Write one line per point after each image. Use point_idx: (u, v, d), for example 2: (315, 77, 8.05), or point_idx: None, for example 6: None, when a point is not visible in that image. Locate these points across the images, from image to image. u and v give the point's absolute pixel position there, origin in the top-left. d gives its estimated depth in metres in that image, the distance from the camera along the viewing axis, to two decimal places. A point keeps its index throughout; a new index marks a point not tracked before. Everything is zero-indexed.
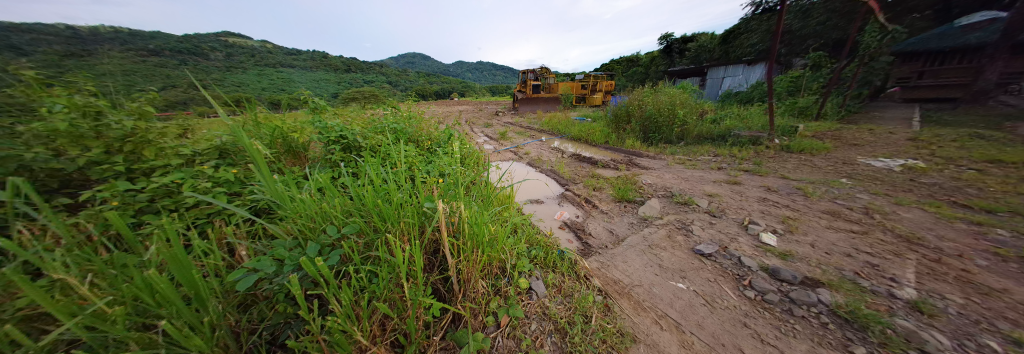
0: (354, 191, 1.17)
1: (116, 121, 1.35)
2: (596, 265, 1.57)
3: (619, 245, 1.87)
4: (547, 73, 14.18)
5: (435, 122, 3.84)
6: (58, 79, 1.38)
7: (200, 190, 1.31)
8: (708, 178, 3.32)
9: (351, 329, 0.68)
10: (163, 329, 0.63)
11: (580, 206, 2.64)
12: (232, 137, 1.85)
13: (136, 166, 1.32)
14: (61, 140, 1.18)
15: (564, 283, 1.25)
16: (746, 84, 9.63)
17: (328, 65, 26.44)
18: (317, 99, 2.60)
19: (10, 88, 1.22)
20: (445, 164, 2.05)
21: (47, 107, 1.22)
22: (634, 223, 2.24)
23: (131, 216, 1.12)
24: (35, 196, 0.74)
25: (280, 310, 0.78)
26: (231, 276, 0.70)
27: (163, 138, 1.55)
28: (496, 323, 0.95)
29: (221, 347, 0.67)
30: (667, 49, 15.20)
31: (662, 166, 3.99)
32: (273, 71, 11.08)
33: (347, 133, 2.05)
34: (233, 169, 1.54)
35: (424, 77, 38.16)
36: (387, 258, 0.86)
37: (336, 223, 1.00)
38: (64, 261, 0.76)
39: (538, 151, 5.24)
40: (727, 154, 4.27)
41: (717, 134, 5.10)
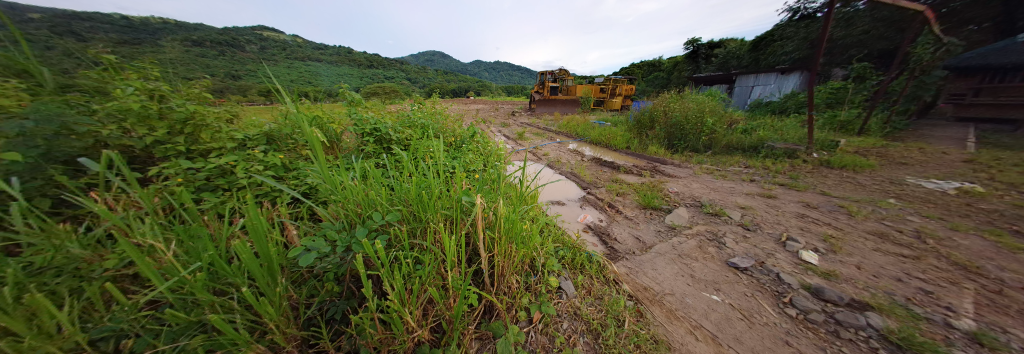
0: (396, 182, 1.23)
1: (178, 105, 1.49)
2: (625, 270, 1.57)
3: (646, 252, 1.84)
4: (565, 75, 14.05)
5: (460, 119, 3.92)
6: (132, 65, 1.53)
7: (253, 172, 1.42)
8: (740, 190, 3.19)
9: (403, 311, 0.73)
10: (237, 296, 0.70)
11: (604, 210, 2.62)
12: (279, 125, 1.99)
13: (194, 147, 1.45)
14: (131, 120, 1.32)
15: (594, 285, 1.26)
16: (780, 93, 8.92)
17: (352, 60, 27.55)
18: (354, 93, 2.74)
19: (92, 72, 1.37)
20: (474, 162, 2.11)
21: (121, 89, 1.37)
22: (662, 231, 2.20)
23: (194, 192, 1.22)
24: (124, 168, 0.83)
25: (331, 289, 0.83)
26: (294, 252, 0.76)
27: (219, 123, 1.68)
28: (529, 318, 0.98)
29: (286, 318, 0.73)
30: (692, 54, 14.58)
31: (688, 175, 3.88)
32: (300, 64, 11.59)
33: (380, 126, 2.14)
34: (280, 154, 1.64)
35: (443, 74, 38.96)
36: (431, 247, 0.90)
37: (380, 209, 1.04)
38: (152, 231, 0.85)
39: (557, 153, 5.23)
40: (759, 166, 4.09)
41: (748, 145, 4.86)
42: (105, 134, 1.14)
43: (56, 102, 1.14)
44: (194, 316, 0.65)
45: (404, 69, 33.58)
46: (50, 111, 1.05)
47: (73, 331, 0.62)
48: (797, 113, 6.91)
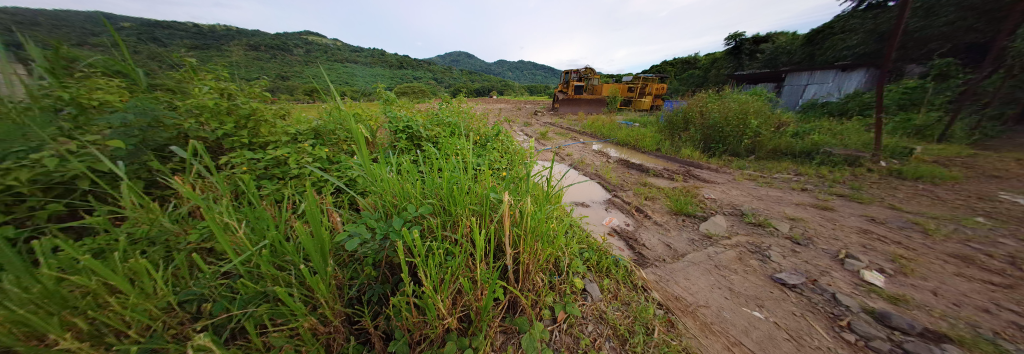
0: (429, 177, 1.30)
1: (243, 103, 1.70)
2: (654, 278, 1.51)
3: (678, 261, 1.76)
4: (591, 73, 13.64)
5: (485, 118, 4.00)
6: (207, 68, 1.78)
7: (303, 164, 1.57)
8: (788, 199, 2.89)
9: (435, 298, 0.78)
10: (295, 273, 0.79)
11: (631, 214, 2.55)
12: (325, 121, 2.18)
13: (255, 140, 1.65)
14: (206, 115, 1.53)
15: (620, 290, 1.23)
16: (840, 93, 7.88)
17: (384, 62, 29.29)
18: (388, 93, 2.92)
19: (180, 75, 1.66)
20: (499, 160, 2.16)
21: (199, 88, 1.62)
22: (696, 240, 2.07)
23: (257, 180, 1.39)
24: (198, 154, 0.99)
25: (369, 274, 0.90)
26: (340, 236, 0.83)
27: (277, 120, 1.89)
28: (553, 317, 0.98)
29: (333, 295, 0.80)
30: (734, 49, 13.35)
31: (727, 181, 3.61)
32: (338, 66, 12.54)
33: (412, 124, 2.26)
34: (326, 149, 1.80)
35: (467, 74, 39.91)
36: (461, 240, 0.94)
37: (414, 202, 1.10)
38: (227, 211, 0.99)
39: (580, 153, 5.13)
40: (813, 174, 3.67)
41: (798, 149, 4.37)
42: (184, 125, 1.37)
43: (153, 100, 1.42)
44: (260, 288, 0.75)
45: (431, 70, 34.88)
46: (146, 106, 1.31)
47: (167, 290, 0.74)
48: (862, 116, 6.05)
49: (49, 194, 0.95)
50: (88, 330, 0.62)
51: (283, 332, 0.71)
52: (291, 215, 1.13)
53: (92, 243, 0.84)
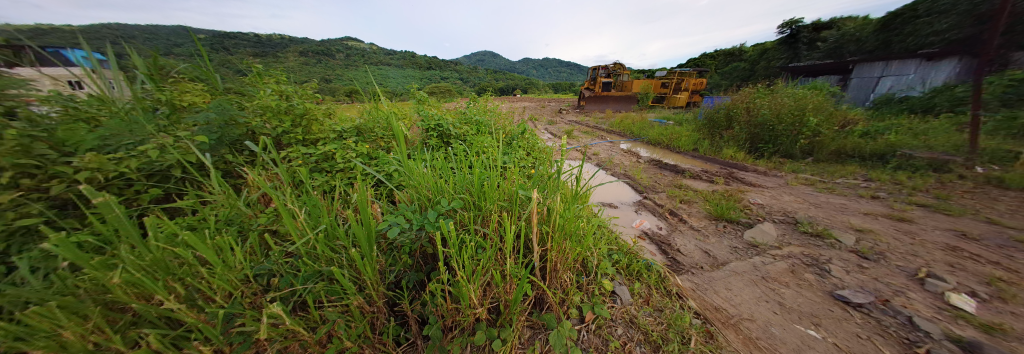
0: (460, 173, 1.35)
1: (299, 104, 1.91)
2: (691, 286, 1.43)
3: (718, 269, 1.65)
4: (620, 69, 13.03)
5: (510, 117, 4.04)
6: (269, 72, 2.03)
7: (348, 158, 1.72)
8: (854, 208, 2.52)
9: (467, 287, 0.82)
10: (345, 255, 0.88)
11: (664, 218, 2.44)
12: (366, 121, 2.37)
13: (309, 137, 1.84)
14: (269, 114, 1.76)
15: (652, 296, 1.19)
16: (922, 87, 6.34)
17: (414, 63, 30.78)
18: (421, 93, 3.08)
19: (249, 80, 1.91)
20: (526, 159, 2.17)
21: (264, 91, 1.85)
22: (739, 248, 1.92)
23: (313, 173, 1.56)
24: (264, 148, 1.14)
25: (406, 262, 0.97)
26: (382, 225, 0.91)
27: (327, 119, 2.11)
28: (581, 317, 0.98)
29: (377, 278, 0.88)
30: (790, 39, 11.75)
31: (777, 185, 3.26)
32: (373, 69, 13.41)
33: (442, 122, 2.36)
34: (367, 145, 1.95)
35: (492, 73, 40.46)
36: (490, 234, 0.98)
37: (447, 196, 1.16)
38: (290, 199, 1.13)
39: (608, 153, 4.97)
40: (887, 179, 3.15)
41: (868, 151, 3.77)
42: (250, 123, 1.57)
43: (229, 102, 1.66)
44: (316, 266, 0.85)
45: (457, 70, 35.94)
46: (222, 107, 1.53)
47: (245, 263, 0.87)
48: (950, 113, 4.89)
49: (151, 179, 1.18)
50: (188, 292, 0.75)
51: (337, 307, 0.81)
52: (342, 204, 1.26)
53: (188, 221, 1.02)
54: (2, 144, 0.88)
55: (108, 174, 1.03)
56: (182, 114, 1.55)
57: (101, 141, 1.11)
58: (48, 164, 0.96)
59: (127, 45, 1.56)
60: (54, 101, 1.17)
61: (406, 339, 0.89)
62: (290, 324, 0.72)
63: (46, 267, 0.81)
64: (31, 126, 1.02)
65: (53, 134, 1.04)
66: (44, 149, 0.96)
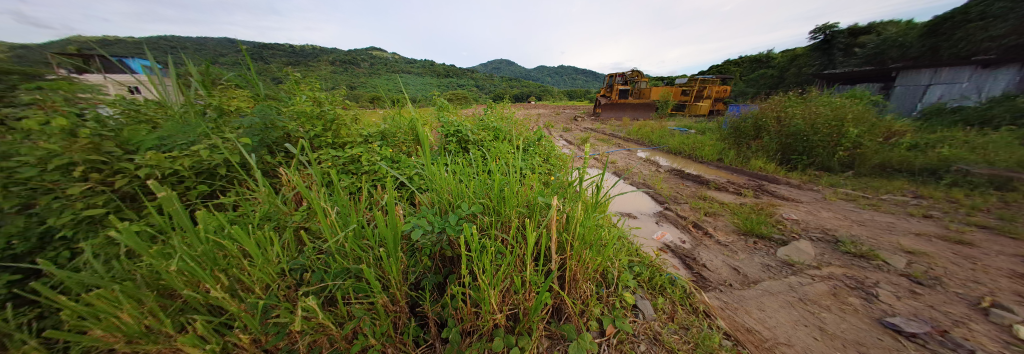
0: (480, 178, 1.37)
1: (330, 109, 2.04)
2: (719, 304, 1.35)
3: (749, 288, 1.55)
4: (638, 76, 12.81)
5: (526, 123, 4.07)
6: (305, 79, 2.19)
7: (374, 161, 1.80)
8: (904, 227, 2.28)
9: (488, 293, 0.83)
10: (371, 254, 0.92)
11: (687, 231, 2.34)
12: (390, 126, 2.49)
13: (339, 141, 1.96)
14: (304, 119, 1.89)
15: (677, 313, 1.14)
16: (979, 96, 5.72)
17: (433, 71, 32.02)
18: (441, 100, 3.19)
19: (287, 88, 2.07)
20: (543, 166, 2.18)
21: (301, 98, 2.00)
22: (772, 266, 1.79)
23: (342, 175, 1.66)
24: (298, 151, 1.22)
25: (427, 264, 0.99)
26: (406, 226, 0.94)
27: (355, 125, 2.23)
28: (601, 330, 0.95)
29: (401, 280, 0.91)
30: (823, 44, 10.43)
31: (813, 200, 3.03)
32: (394, 76, 14.10)
33: (461, 128, 2.43)
34: (391, 150, 2.04)
35: (508, 80, 41.10)
36: (511, 241, 0.98)
37: (467, 200, 1.18)
38: (321, 199, 1.20)
39: (625, 161, 4.87)
40: (942, 197, 2.84)
41: (920, 165, 3.42)
42: (287, 128, 1.70)
43: (271, 108, 1.81)
44: (345, 264, 0.89)
45: (473, 77, 36.88)
46: (264, 113, 1.67)
47: (282, 258, 0.93)
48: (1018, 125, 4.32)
49: (201, 176, 1.30)
50: (231, 282, 0.80)
51: (363, 304, 0.84)
52: (369, 205, 1.32)
53: (234, 215, 1.11)
54: (77, 141, 1.04)
55: (160, 171, 1.14)
56: (228, 117, 1.69)
57: (157, 140, 1.26)
58: (113, 160, 1.11)
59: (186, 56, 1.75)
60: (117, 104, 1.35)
61: (425, 340, 0.91)
62: (322, 318, 0.76)
63: (109, 253, 0.91)
64: (103, 127, 1.19)
65: (118, 134, 1.19)
66: (110, 147, 1.11)
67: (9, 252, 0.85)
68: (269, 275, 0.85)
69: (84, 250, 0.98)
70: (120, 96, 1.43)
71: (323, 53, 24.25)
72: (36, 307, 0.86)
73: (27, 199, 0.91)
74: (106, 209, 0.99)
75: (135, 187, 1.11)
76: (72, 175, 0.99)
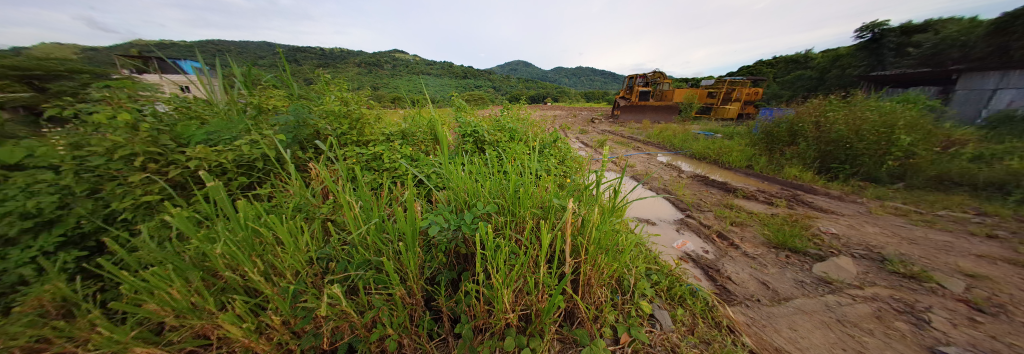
0: (497, 178, 1.39)
1: (356, 108, 2.15)
2: (745, 319, 1.27)
3: (779, 305, 1.44)
4: (660, 78, 12.36)
5: (543, 125, 4.04)
6: (334, 80, 2.32)
7: (394, 159, 1.87)
8: (968, 248, 2.01)
9: (501, 292, 0.84)
10: (390, 248, 0.95)
11: (710, 241, 2.22)
12: (410, 125, 2.58)
13: (362, 139, 2.06)
14: (332, 117, 2.00)
15: (698, 326, 1.09)
16: None
17: (452, 73, 32.80)
18: (459, 101, 3.25)
19: (318, 88, 2.21)
20: (558, 168, 2.15)
21: (331, 98, 2.13)
22: (806, 283, 1.65)
23: (366, 171, 1.74)
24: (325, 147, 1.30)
25: (442, 260, 1.02)
26: (423, 222, 0.97)
27: (378, 124, 2.34)
28: (615, 338, 0.93)
29: (417, 275, 0.94)
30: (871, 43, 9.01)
31: (857, 213, 2.75)
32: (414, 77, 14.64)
33: (477, 129, 2.46)
34: (410, 148, 2.11)
35: (525, 82, 41.14)
36: (524, 241, 0.98)
37: (483, 199, 1.20)
38: (346, 194, 1.27)
39: (644, 165, 4.71)
40: (1017, 215, 2.47)
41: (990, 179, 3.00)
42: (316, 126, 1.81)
43: (304, 107, 1.94)
44: (365, 257, 0.94)
45: (491, 78, 37.29)
46: (297, 112, 1.80)
47: (311, 247, 0.99)
48: None
49: (242, 169, 1.42)
50: (266, 266, 0.88)
51: (382, 295, 0.88)
52: (390, 200, 1.38)
53: (269, 206, 1.20)
54: (139, 134, 1.19)
55: (208, 162, 1.27)
56: (266, 115, 1.84)
57: (206, 135, 1.40)
58: (167, 152, 1.24)
59: (232, 59, 1.93)
60: (172, 102, 1.52)
61: (439, 334, 0.93)
62: (345, 306, 0.80)
63: (161, 235, 1.02)
64: (159, 122, 1.38)
65: (173, 130, 1.35)
66: (166, 140, 1.26)
67: (79, 230, 0.99)
68: (297, 261, 0.91)
69: (141, 233, 1.10)
70: (174, 95, 1.61)
71: (350, 56, 25.62)
72: (100, 281, 0.99)
73: (95, 185, 1.07)
74: (159, 196, 1.12)
75: (186, 176, 1.24)
76: (133, 165, 1.14)
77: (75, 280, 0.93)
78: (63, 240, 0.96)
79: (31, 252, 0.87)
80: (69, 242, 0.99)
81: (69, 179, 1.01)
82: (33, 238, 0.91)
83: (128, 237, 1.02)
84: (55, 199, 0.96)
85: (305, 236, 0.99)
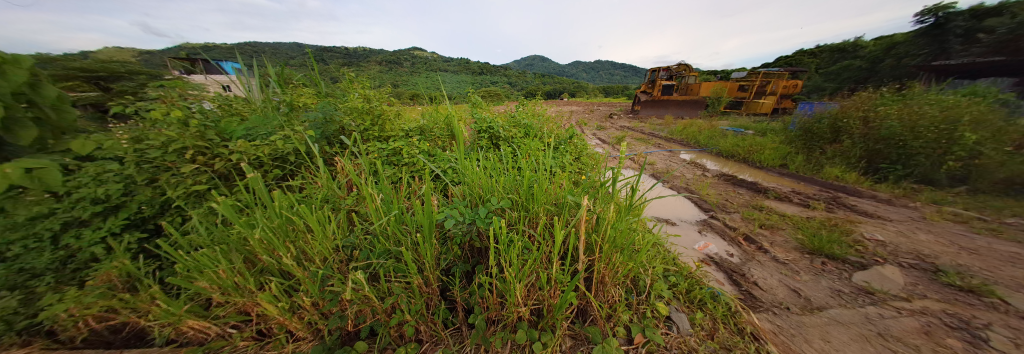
0: (511, 174, 1.40)
1: (377, 105, 2.24)
2: (771, 327, 1.20)
3: (811, 314, 1.33)
4: (686, 70, 11.68)
5: (559, 121, 3.99)
6: (357, 77, 2.42)
7: (412, 154, 1.93)
8: None
9: (513, 285, 0.85)
10: (408, 238, 1.00)
11: (736, 244, 2.10)
12: (428, 121, 2.64)
13: (383, 134, 2.14)
14: (356, 114, 2.11)
15: (718, 331, 1.04)
16: None
17: (468, 69, 33.12)
18: (475, 97, 3.27)
19: (343, 86, 2.33)
20: (574, 164, 2.12)
21: (355, 95, 2.24)
22: (843, 293, 1.51)
23: (387, 165, 1.82)
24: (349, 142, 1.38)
25: (457, 252, 1.05)
26: (438, 215, 1.00)
27: (397, 120, 2.42)
28: (628, 338, 0.91)
29: (434, 266, 0.98)
30: None
31: (911, 219, 2.46)
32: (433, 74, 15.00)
33: (493, 125, 2.47)
34: (427, 144, 2.17)
35: (541, 77, 40.58)
36: (537, 237, 0.99)
37: (497, 194, 1.22)
38: (369, 187, 1.34)
39: (665, 163, 4.51)
40: None
41: None
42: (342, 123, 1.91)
43: (330, 104, 2.06)
44: (385, 246, 0.99)
45: (507, 74, 37.19)
46: (325, 109, 1.91)
47: (338, 235, 1.06)
48: None
49: (277, 162, 1.54)
50: (297, 252, 0.95)
51: (401, 283, 0.93)
52: (409, 194, 1.44)
53: (301, 197, 1.30)
54: (189, 130, 1.33)
55: (247, 156, 1.39)
56: (297, 112, 1.97)
57: (245, 131, 1.54)
58: (213, 145, 1.38)
59: (267, 60, 2.08)
60: (216, 100, 1.68)
61: (453, 324, 0.96)
62: (367, 291, 0.86)
63: (208, 220, 1.14)
64: (205, 118, 1.53)
65: (217, 127, 1.49)
66: (212, 135, 1.39)
67: (140, 215, 1.14)
68: (323, 248, 0.98)
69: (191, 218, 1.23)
70: (217, 94, 1.78)
71: (372, 54, 26.66)
72: (157, 260, 1.13)
73: (152, 175, 1.22)
74: (206, 185, 1.25)
75: (229, 168, 1.36)
76: (184, 157, 1.28)
77: (136, 258, 1.07)
78: (127, 223, 1.11)
79: (101, 233, 1.03)
80: (131, 225, 1.14)
81: (131, 170, 1.17)
82: (102, 220, 1.08)
83: (181, 221, 1.16)
84: (117, 187, 1.12)
85: (332, 225, 1.06)
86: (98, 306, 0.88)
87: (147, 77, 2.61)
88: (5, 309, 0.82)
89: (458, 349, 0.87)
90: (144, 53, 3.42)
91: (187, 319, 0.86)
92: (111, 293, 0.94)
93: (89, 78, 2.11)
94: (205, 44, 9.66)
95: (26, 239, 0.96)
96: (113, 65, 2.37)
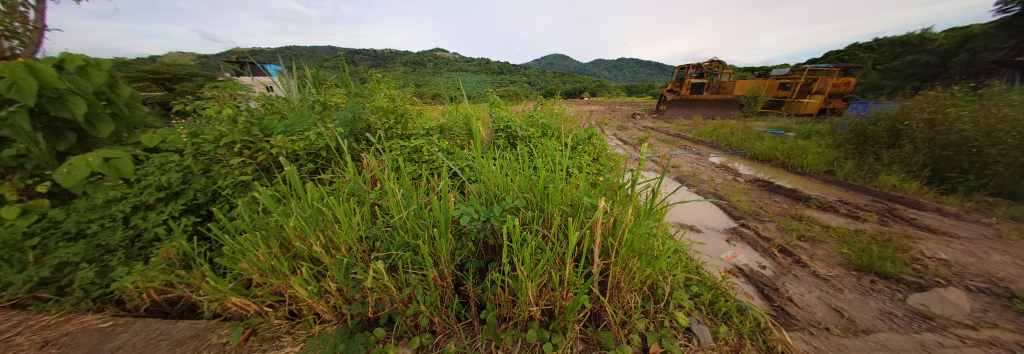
0: (527, 173, 1.40)
1: (401, 104, 2.34)
2: (806, 347, 1.09)
3: (854, 337, 1.20)
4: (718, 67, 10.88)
5: (578, 121, 3.91)
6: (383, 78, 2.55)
7: (432, 151, 2.00)
8: None
9: (525, 283, 0.85)
10: (424, 232, 1.04)
11: (770, 256, 1.93)
12: (447, 120, 2.71)
13: (405, 132, 2.24)
14: (381, 113, 2.22)
15: (743, 346, 0.97)
16: None
17: (488, 69, 33.53)
18: (494, 96, 3.29)
19: (370, 86, 2.46)
20: (592, 165, 2.07)
21: (380, 95, 2.36)
22: (897, 317, 1.34)
23: (408, 162, 1.90)
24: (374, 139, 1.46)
25: (471, 248, 1.07)
26: (454, 211, 1.03)
27: (419, 119, 2.51)
28: (643, 346, 0.88)
29: (449, 260, 1.01)
30: None
31: (992, 237, 2.11)
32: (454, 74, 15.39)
33: (510, 124, 2.48)
34: (446, 142, 2.23)
35: (561, 76, 40.01)
36: (551, 237, 0.98)
37: (512, 193, 1.22)
38: (391, 182, 1.40)
39: (691, 166, 4.27)
40: None
41: None
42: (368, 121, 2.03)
43: (358, 103, 2.19)
44: (404, 239, 1.04)
45: (526, 74, 37.13)
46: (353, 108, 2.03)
47: (362, 226, 1.13)
48: None
49: (311, 157, 1.66)
50: (325, 240, 1.03)
51: (418, 275, 0.97)
52: (429, 190, 1.49)
53: (331, 189, 1.40)
54: (237, 127, 1.49)
55: (285, 150, 1.52)
56: (329, 111, 2.12)
57: (284, 127, 1.68)
58: (256, 140, 1.52)
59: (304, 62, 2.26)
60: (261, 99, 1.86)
61: (466, 318, 0.99)
62: (386, 280, 0.90)
63: (251, 208, 1.27)
64: (250, 116, 1.70)
65: (260, 124, 1.65)
66: (256, 131, 1.55)
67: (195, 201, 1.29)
68: (347, 237, 1.04)
69: (236, 205, 1.37)
70: (261, 94, 1.96)
71: (398, 56, 27.87)
72: (208, 242, 1.28)
73: (207, 166, 1.38)
74: (250, 176, 1.38)
75: (270, 161, 1.50)
76: (233, 151, 1.43)
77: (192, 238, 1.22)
78: (185, 208, 1.27)
79: (163, 215, 1.19)
80: (189, 210, 1.30)
81: (189, 161, 1.33)
82: (164, 205, 1.24)
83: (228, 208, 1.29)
84: (178, 175, 1.27)
85: (356, 216, 1.13)
86: (158, 279, 1.01)
87: (204, 79, 2.95)
88: (87, 278, 0.98)
89: (469, 343, 0.89)
90: (203, 58, 3.85)
91: (231, 296, 0.97)
92: (171, 270, 1.08)
93: (155, 79, 2.48)
94: (254, 50, 10.70)
95: (103, 218, 1.13)
96: (177, 68, 2.70)
